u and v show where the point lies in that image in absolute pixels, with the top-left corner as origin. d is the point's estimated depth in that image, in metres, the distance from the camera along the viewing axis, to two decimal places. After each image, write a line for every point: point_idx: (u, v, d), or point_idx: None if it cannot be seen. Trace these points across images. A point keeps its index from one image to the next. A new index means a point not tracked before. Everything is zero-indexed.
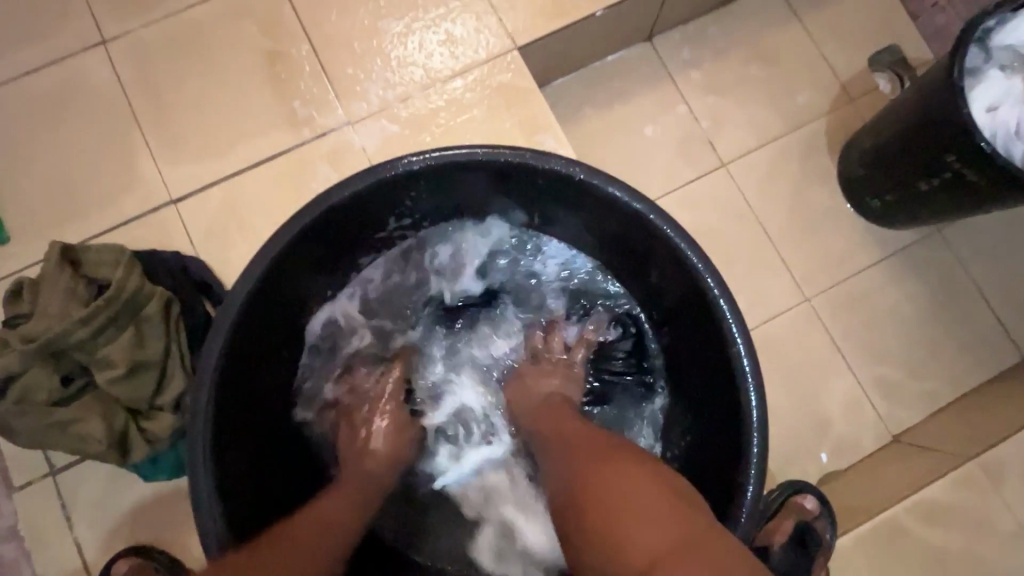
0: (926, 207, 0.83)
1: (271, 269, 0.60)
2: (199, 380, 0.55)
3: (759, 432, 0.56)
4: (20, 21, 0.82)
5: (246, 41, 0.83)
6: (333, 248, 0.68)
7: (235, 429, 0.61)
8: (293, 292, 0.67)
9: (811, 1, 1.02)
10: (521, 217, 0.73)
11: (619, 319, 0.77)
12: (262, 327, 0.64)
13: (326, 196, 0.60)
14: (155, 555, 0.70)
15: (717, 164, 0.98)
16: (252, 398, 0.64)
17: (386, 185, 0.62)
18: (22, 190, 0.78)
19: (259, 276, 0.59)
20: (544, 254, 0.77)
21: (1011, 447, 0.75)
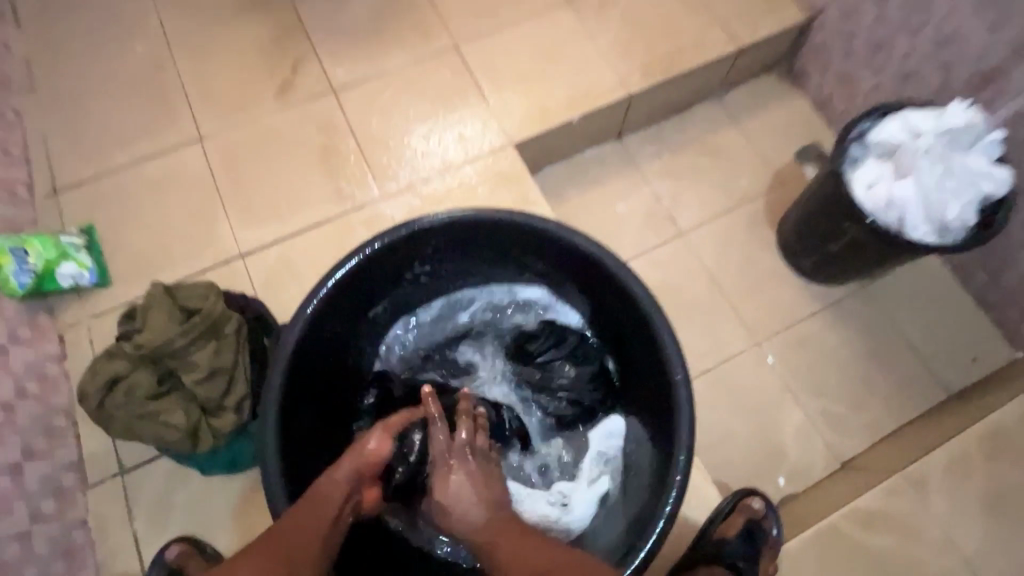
0: (842, 262, 1.05)
1: (316, 305, 0.75)
2: (265, 394, 0.70)
3: (688, 435, 0.67)
4: (140, 124, 1.10)
5: (307, 140, 1.09)
6: (363, 294, 0.83)
7: (293, 437, 0.75)
8: (332, 331, 0.81)
9: (748, 108, 1.29)
10: (512, 267, 0.88)
11: (581, 350, 0.90)
12: (313, 355, 0.78)
13: (358, 248, 0.76)
14: (202, 544, 0.82)
15: (677, 233, 1.20)
16: (302, 413, 0.78)
17: (405, 241, 0.79)
18: (126, 246, 1.01)
19: (310, 311, 0.74)
20: (520, 299, 0.92)
21: (931, 461, 0.88)
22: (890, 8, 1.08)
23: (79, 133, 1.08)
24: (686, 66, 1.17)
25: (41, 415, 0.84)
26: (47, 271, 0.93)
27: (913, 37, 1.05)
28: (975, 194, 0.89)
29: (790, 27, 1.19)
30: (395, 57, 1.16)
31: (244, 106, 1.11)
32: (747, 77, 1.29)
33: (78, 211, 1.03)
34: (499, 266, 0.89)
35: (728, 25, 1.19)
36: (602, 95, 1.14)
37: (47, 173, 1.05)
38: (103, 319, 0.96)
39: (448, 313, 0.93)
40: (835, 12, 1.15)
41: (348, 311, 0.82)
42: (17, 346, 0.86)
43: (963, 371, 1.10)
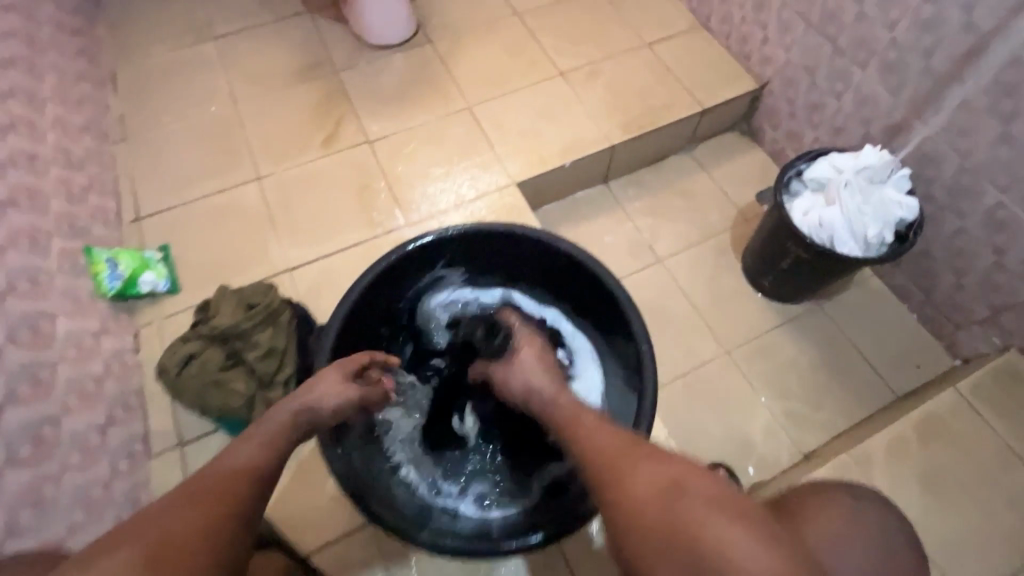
0: (794, 280, 1.24)
1: (357, 298, 0.93)
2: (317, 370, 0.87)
3: (652, 394, 0.84)
4: (210, 167, 1.34)
5: (347, 180, 1.33)
6: (392, 291, 1.01)
7: None
8: (366, 319, 0.98)
9: (714, 158, 1.53)
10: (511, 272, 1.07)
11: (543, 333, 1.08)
12: (350, 342, 0.95)
13: (390, 253, 0.95)
14: None
15: (656, 260, 1.40)
16: None
17: (424, 251, 0.98)
18: (194, 262, 1.22)
19: (351, 301, 0.92)
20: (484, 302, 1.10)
21: (874, 442, 1.02)
22: (817, 77, 1.31)
23: (161, 173, 1.32)
24: (659, 123, 1.42)
25: (121, 392, 1.01)
26: (132, 278, 1.12)
27: (839, 101, 1.28)
28: (892, 218, 1.09)
29: (744, 94, 1.45)
30: (419, 116, 1.41)
31: (296, 153, 1.36)
32: (713, 134, 1.54)
33: (156, 234, 1.25)
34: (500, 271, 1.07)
35: (692, 92, 1.45)
36: (590, 145, 1.38)
37: (132, 204, 1.28)
38: (173, 319, 1.15)
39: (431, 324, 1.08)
40: (779, 81, 1.41)
41: (376, 312, 0.99)
42: (107, 336, 1.05)
43: (908, 376, 1.25)
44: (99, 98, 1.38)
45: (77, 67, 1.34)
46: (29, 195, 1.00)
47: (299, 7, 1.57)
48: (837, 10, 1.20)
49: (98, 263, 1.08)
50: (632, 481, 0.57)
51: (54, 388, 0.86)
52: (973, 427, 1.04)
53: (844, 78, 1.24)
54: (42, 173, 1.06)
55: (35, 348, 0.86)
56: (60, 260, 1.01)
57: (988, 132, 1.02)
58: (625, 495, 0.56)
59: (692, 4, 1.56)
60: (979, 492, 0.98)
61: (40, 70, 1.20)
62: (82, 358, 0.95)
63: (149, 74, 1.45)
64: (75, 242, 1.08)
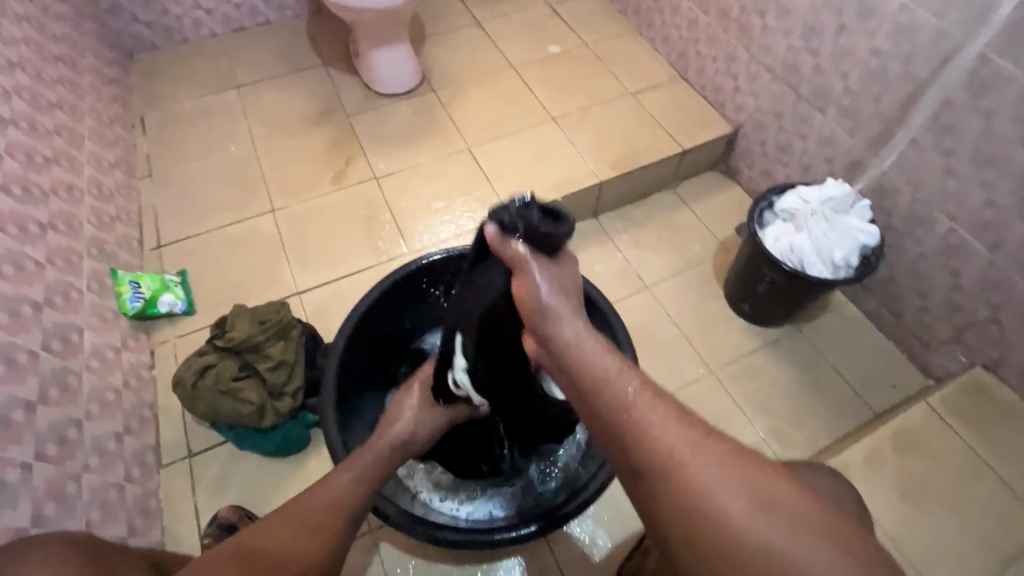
0: (770, 304, 1.33)
1: (365, 313, 1.01)
2: (325, 378, 0.95)
3: None
4: (229, 200, 1.45)
5: (355, 212, 1.44)
6: (394, 308, 1.08)
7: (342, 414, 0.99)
8: (372, 334, 1.06)
9: (696, 195, 1.64)
10: None
11: None
12: (356, 356, 1.03)
13: (396, 272, 1.04)
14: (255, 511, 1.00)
15: (644, 286, 1.48)
16: (344, 397, 1.01)
17: (422, 269, 1.06)
18: (209, 286, 1.30)
19: (359, 316, 1.00)
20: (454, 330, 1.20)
21: (850, 454, 1.08)
22: (784, 121, 1.44)
23: (182, 205, 1.43)
24: (643, 162, 1.54)
25: (136, 404, 1.07)
26: (152, 299, 1.20)
27: (804, 142, 1.41)
28: (855, 243, 1.20)
29: (720, 136, 1.59)
30: (423, 155, 1.54)
31: (308, 188, 1.47)
32: (693, 172, 1.67)
33: (175, 260, 1.34)
34: None
35: (673, 135, 1.59)
36: (579, 182, 1.50)
37: (154, 233, 1.37)
38: (188, 338, 1.22)
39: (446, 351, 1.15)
40: (751, 125, 1.55)
41: (379, 327, 1.07)
42: (126, 352, 1.11)
43: (884, 395, 1.32)
44: (128, 138, 1.50)
45: (110, 111, 1.47)
46: (66, 220, 1.09)
47: (315, 60, 1.73)
48: (797, 63, 1.35)
49: (122, 284, 1.16)
50: (724, 498, 0.51)
51: (79, 394, 0.92)
52: (944, 438, 1.10)
53: (808, 121, 1.38)
54: (77, 202, 1.16)
55: (65, 356, 0.92)
56: (89, 279, 1.09)
57: (934, 167, 1.15)
58: (718, 510, 0.50)
59: (670, 59, 1.73)
60: (952, 499, 1.03)
61: (80, 112, 1.32)
62: (104, 370, 1.01)
63: (175, 118, 1.59)
64: (102, 264, 1.16)
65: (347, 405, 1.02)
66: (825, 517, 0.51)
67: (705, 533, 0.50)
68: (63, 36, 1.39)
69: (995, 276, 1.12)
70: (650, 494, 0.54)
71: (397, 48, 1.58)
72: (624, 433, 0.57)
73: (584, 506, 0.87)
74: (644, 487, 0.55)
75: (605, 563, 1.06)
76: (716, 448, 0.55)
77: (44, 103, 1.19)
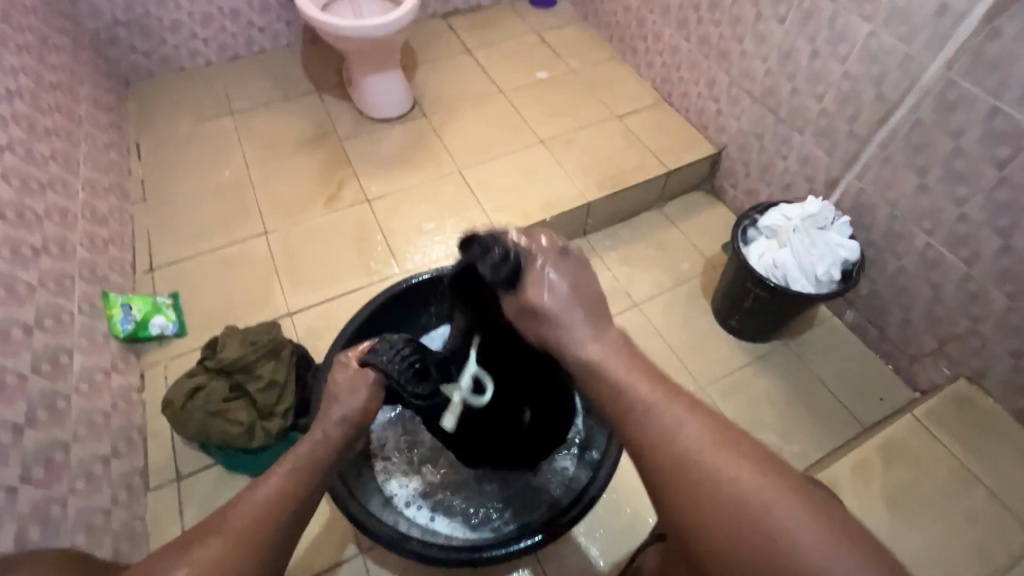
0: (756, 319, 1.35)
1: (354, 333, 1.02)
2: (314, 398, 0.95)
3: None
4: (222, 222, 1.46)
5: (347, 233, 1.45)
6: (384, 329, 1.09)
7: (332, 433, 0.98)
8: None
9: (682, 214, 1.68)
10: None
11: None
12: None
13: (385, 292, 1.05)
14: None
15: (633, 303, 1.50)
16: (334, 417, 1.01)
17: (409, 288, 1.07)
18: (201, 308, 1.31)
19: (348, 335, 1.01)
20: None
21: (839, 466, 1.08)
22: (765, 141, 1.49)
23: (175, 229, 1.44)
24: (630, 182, 1.58)
25: (125, 426, 1.06)
26: (144, 321, 1.21)
27: (785, 161, 1.45)
28: (837, 258, 1.22)
29: (704, 157, 1.63)
30: (414, 178, 1.57)
31: (301, 210, 1.50)
32: (680, 192, 1.70)
33: (167, 283, 1.34)
34: None
35: (658, 156, 1.63)
36: (568, 202, 1.53)
37: (147, 256, 1.39)
38: (178, 360, 1.22)
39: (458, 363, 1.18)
40: (733, 146, 1.59)
41: None
42: (116, 374, 1.11)
43: (872, 408, 1.33)
44: (123, 163, 1.52)
45: (106, 137, 1.50)
46: (59, 244, 1.10)
47: (309, 87, 1.77)
48: (775, 86, 1.40)
49: (114, 307, 1.17)
50: (754, 493, 0.48)
51: (67, 417, 0.92)
52: (932, 450, 1.11)
53: (787, 141, 1.42)
54: (71, 225, 1.17)
55: (54, 378, 0.92)
56: (81, 302, 1.10)
57: (909, 184, 1.18)
58: (737, 514, 0.48)
59: (654, 83, 1.78)
60: (942, 511, 1.04)
61: (76, 138, 1.35)
62: (93, 392, 1.01)
63: (170, 143, 1.61)
64: (94, 287, 1.17)
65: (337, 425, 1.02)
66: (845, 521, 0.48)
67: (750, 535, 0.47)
68: (61, 66, 1.42)
69: (973, 288, 1.14)
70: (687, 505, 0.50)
71: (390, 75, 1.63)
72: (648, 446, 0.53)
73: (564, 525, 0.87)
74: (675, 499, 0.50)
75: None
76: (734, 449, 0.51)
77: (40, 129, 1.21)
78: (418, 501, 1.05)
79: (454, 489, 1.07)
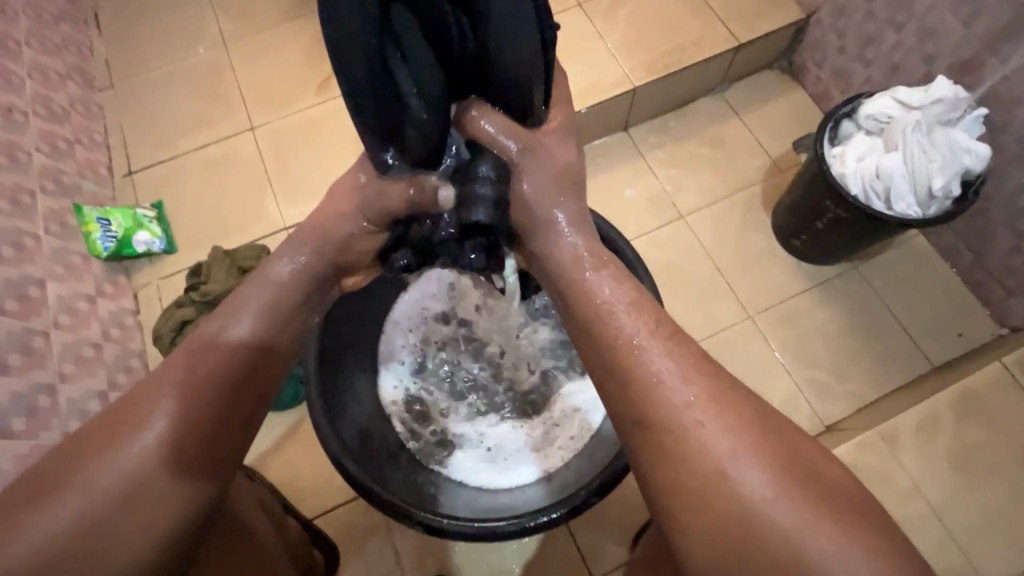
0: (829, 242, 1.14)
1: None
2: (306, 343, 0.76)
3: None
4: (200, 116, 1.25)
5: (346, 129, 1.24)
6: None
7: (347, 376, 0.83)
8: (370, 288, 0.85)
9: (747, 103, 1.36)
10: (579, 418, 0.87)
11: (546, 445, 0.86)
12: (349, 328, 0.83)
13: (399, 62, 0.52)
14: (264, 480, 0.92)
15: (678, 217, 1.28)
16: (343, 358, 0.83)
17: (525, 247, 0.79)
18: (188, 221, 1.17)
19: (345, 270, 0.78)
20: (557, 411, 0.89)
21: (903, 421, 0.95)
22: (876, 5, 1.14)
23: (151, 123, 1.25)
24: (688, 61, 1.26)
25: (122, 355, 1.00)
26: (126, 238, 1.08)
27: (897, 34, 1.12)
28: (960, 166, 0.96)
29: (788, 25, 1.28)
30: None
31: (289, 100, 1.26)
32: (749, 71, 1.37)
33: (149, 190, 1.20)
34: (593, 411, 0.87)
35: (727, 23, 1.28)
36: (609, 88, 1.25)
37: (123, 158, 1.22)
38: (170, 281, 1.12)
39: (533, 410, 0.90)
40: (829, 10, 1.23)
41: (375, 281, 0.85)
42: (103, 299, 1.03)
43: (946, 346, 1.16)
44: (80, 39, 1.28)
45: (53, 6, 1.24)
46: (7, 152, 0.95)
47: None
48: None
49: (89, 223, 1.04)
50: (753, 490, 0.48)
51: (47, 357, 0.85)
52: (1018, 405, 0.96)
53: (908, 4, 1.08)
54: (19, 126, 1.00)
55: (25, 316, 0.84)
56: (47, 222, 0.97)
57: None
58: (737, 497, 0.49)
59: None
60: (1013, 474, 0.93)
61: (12, 10, 1.11)
62: (76, 324, 0.94)
63: (133, 12, 1.34)
64: (62, 200, 1.03)
65: (358, 363, 0.86)
66: (801, 467, 0.50)
67: (867, 541, 0.47)
68: None
69: None
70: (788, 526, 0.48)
71: None
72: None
73: (570, 513, 0.72)
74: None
75: (616, 527, 1.03)
76: (795, 442, 0.52)
77: None
78: (402, 377, 0.90)
79: (408, 388, 0.90)
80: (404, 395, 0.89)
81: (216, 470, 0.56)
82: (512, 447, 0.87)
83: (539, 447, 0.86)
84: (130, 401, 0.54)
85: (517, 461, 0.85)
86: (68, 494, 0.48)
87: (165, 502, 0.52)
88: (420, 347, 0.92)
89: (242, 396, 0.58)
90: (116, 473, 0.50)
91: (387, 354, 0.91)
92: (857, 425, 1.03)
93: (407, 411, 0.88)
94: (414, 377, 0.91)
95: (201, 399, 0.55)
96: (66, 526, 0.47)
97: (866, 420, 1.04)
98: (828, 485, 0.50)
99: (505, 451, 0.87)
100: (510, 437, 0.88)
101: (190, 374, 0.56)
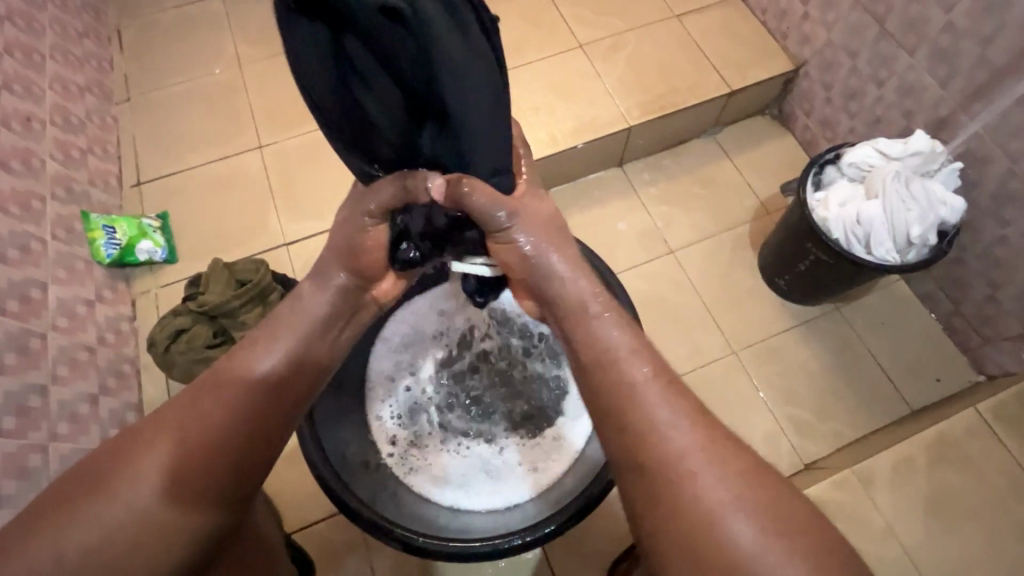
0: (812, 283, 1.18)
1: None
2: None
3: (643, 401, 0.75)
4: (211, 133, 1.30)
5: None
6: None
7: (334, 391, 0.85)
8: None
9: (738, 146, 1.42)
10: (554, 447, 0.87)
11: (518, 471, 0.86)
12: None
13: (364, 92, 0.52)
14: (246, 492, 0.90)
15: (667, 251, 1.32)
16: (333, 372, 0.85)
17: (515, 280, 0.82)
18: (190, 233, 1.20)
19: None
20: (534, 438, 0.89)
21: (879, 463, 0.97)
22: (860, 61, 1.20)
23: (163, 137, 1.29)
24: (681, 104, 1.32)
25: (114, 361, 1.02)
26: (129, 246, 1.11)
27: (879, 89, 1.18)
28: (935, 217, 1.00)
29: (778, 76, 1.34)
30: None
31: (297, 122, 1.31)
32: (740, 117, 1.43)
33: (155, 201, 1.23)
34: (568, 442, 0.87)
35: (720, 71, 1.35)
36: (605, 125, 1.30)
37: (133, 169, 1.26)
38: (169, 290, 1.15)
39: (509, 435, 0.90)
40: (817, 64, 1.30)
41: None
42: (101, 304, 1.05)
43: (925, 391, 1.19)
44: (102, 55, 1.33)
45: (80, 22, 1.30)
46: (22, 158, 0.98)
47: None
48: None
49: (95, 230, 1.07)
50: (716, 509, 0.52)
51: (42, 358, 0.87)
52: (990, 451, 0.98)
53: (890, 63, 1.14)
54: (36, 134, 1.04)
55: (24, 317, 0.86)
56: (54, 227, 1.00)
57: None
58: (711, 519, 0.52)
59: None
60: (988, 520, 0.94)
61: (40, 25, 1.16)
62: (74, 328, 0.96)
63: (154, 32, 1.40)
64: (71, 207, 1.07)
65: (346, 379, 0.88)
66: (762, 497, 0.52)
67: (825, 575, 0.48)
68: None
69: None
70: (747, 557, 0.50)
71: None
72: (705, 495, 0.53)
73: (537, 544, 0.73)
74: (726, 547, 0.51)
75: (593, 557, 1.03)
76: (760, 475, 0.55)
77: None
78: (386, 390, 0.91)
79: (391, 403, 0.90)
80: (386, 408, 0.90)
81: (215, 498, 0.58)
82: (485, 471, 0.87)
83: (512, 473, 0.86)
84: (139, 430, 0.58)
85: (488, 485, 0.85)
86: (77, 519, 0.52)
87: (162, 529, 0.55)
88: (407, 362, 0.93)
89: (241, 424, 0.60)
90: (119, 500, 0.54)
91: (375, 366, 0.91)
92: (837, 463, 1.05)
93: (387, 424, 0.89)
94: (397, 391, 0.91)
95: (198, 429, 0.58)
96: (74, 550, 0.51)
97: (846, 459, 1.05)
98: (792, 519, 0.52)
99: (478, 474, 0.86)
100: (484, 460, 0.88)
101: (190, 406, 0.59)
